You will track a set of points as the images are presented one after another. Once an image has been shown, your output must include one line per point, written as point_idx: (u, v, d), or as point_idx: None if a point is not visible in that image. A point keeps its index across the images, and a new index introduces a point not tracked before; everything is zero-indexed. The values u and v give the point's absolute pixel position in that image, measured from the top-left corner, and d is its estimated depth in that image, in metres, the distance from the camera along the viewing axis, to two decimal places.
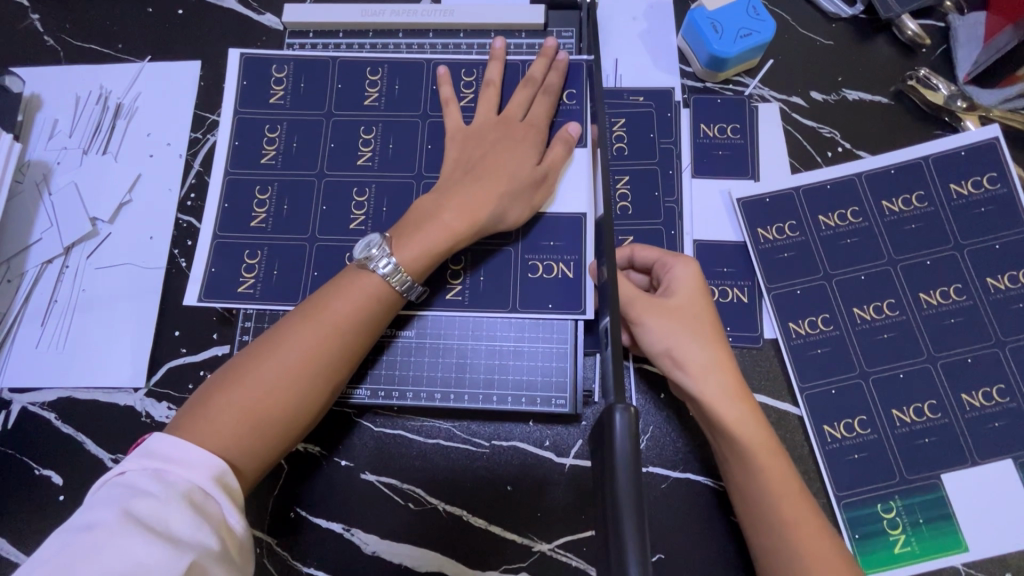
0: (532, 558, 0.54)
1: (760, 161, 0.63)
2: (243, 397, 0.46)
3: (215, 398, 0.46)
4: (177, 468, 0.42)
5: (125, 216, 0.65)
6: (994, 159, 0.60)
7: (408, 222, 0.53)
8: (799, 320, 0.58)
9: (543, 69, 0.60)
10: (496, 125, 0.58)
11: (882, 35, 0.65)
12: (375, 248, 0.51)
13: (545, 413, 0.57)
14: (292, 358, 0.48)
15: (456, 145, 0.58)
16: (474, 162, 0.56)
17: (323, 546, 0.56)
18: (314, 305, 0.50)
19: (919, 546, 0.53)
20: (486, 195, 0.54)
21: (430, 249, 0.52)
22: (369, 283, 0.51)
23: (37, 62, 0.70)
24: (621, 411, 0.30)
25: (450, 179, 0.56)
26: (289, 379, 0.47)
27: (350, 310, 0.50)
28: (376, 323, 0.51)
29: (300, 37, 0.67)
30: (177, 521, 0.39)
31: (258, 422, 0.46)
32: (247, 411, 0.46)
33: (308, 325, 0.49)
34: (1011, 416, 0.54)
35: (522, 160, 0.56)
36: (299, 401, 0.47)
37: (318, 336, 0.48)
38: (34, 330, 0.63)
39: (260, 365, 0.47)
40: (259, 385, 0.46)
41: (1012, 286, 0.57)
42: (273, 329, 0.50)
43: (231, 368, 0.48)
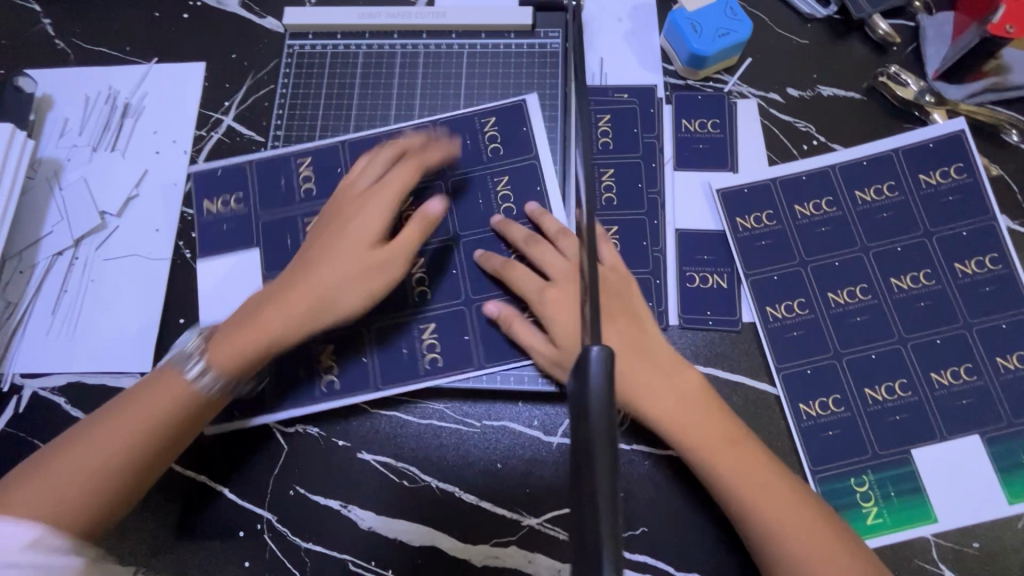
0: (520, 532, 0.57)
1: (739, 154, 0.66)
2: (248, 321, 0.56)
3: (83, 437, 0.52)
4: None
5: (132, 210, 0.68)
6: (960, 151, 0.63)
7: (238, 319, 0.57)
8: (776, 304, 0.61)
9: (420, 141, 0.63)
10: (358, 200, 0.60)
11: (855, 34, 0.68)
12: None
13: (533, 392, 0.60)
14: (302, 287, 0.57)
15: (327, 222, 0.61)
16: (358, 226, 0.59)
17: (321, 522, 0.58)
18: (251, 315, 0.57)
19: (892, 518, 0.55)
20: (348, 274, 0.57)
21: (241, 358, 0.56)
22: (316, 281, 0.57)
23: (48, 64, 0.74)
24: (597, 350, 0.33)
25: (308, 257, 0.59)
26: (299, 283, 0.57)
27: (283, 316, 0.56)
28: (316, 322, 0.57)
29: (300, 39, 0.71)
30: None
31: (104, 475, 0.51)
32: (98, 460, 0.51)
33: (240, 338, 0.56)
34: (978, 394, 0.57)
35: (355, 237, 0.58)
36: (147, 434, 0.53)
37: (240, 352, 0.55)
38: (44, 319, 0.65)
39: (135, 409, 0.53)
40: (259, 330, 0.56)
41: (978, 270, 0.60)
42: (207, 352, 0.56)
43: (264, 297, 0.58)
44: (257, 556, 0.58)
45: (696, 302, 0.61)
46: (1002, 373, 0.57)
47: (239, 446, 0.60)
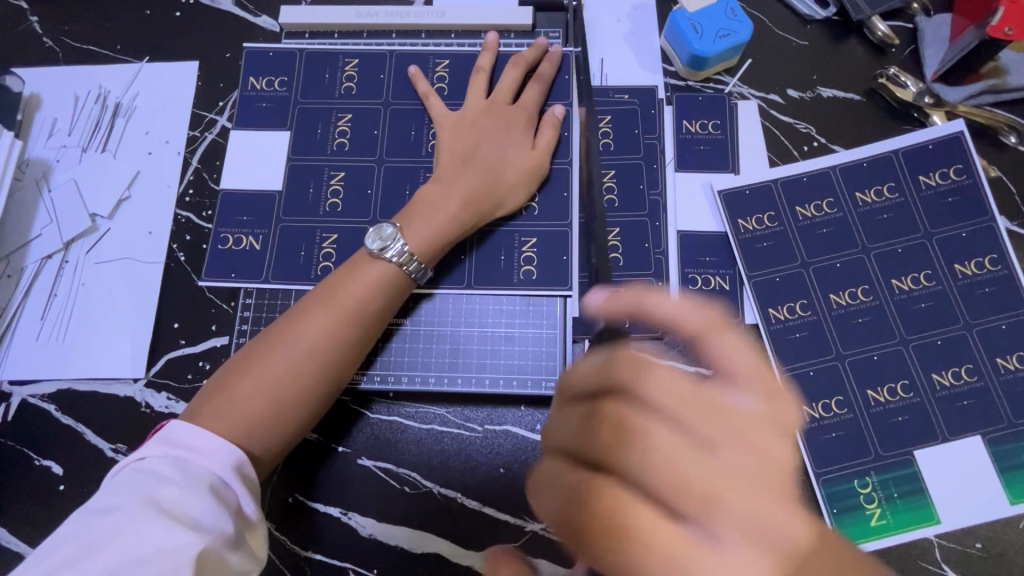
0: (525, 538, 0.56)
1: (740, 156, 0.65)
2: (270, 368, 0.49)
3: (243, 387, 0.49)
4: (198, 457, 0.45)
5: (123, 212, 0.67)
6: (959, 152, 0.63)
7: (413, 208, 0.57)
8: (778, 305, 0.60)
9: (536, 55, 0.65)
10: (492, 110, 0.62)
11: (854, 36, 0.68)
12: (388, 240, 0.55)
13: (536, 396, 0.59)
14: (316, 338, 0.51)
15: (450, 131, 0.61)
16: (472, 149, 0.60)
17: (321, 530, 0.57)
18: (332, 289, 0.53)
19: (895, 519, 0.55)
20: (483, 179, 0.58)
21: (435, 239, 0.56)
22: (380, 271, 0.54)
23: (36, 63, 0.72)
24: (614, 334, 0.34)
25: (445, 163, 0.59)
26: (318, 326, 0.51)
27: (368, 297, 0.53)
28: (390, 306, 0.54)
29: (296, 37, 0.69)
30: (199, 505, 0.42)
31: (286, 404, 0.50)
32: (281, 390, 0.49)
33: (326, 311, 0.52)
34: (980, 394, 0.57)
35: (514, 149, 0.60)
36: (324, 370, 0.51)
37: (333, 321, 0.51)
38: (34, 324, 0.64)
39: (287, 349, 0.50)
40: (286, 367, 0.50)
41: (978, 271, 0.60)
42: (292, 314, 0.52)
43: (266, 344, 0.51)
44: None
45: None
46: (1002, 373, 0.57)
47: None
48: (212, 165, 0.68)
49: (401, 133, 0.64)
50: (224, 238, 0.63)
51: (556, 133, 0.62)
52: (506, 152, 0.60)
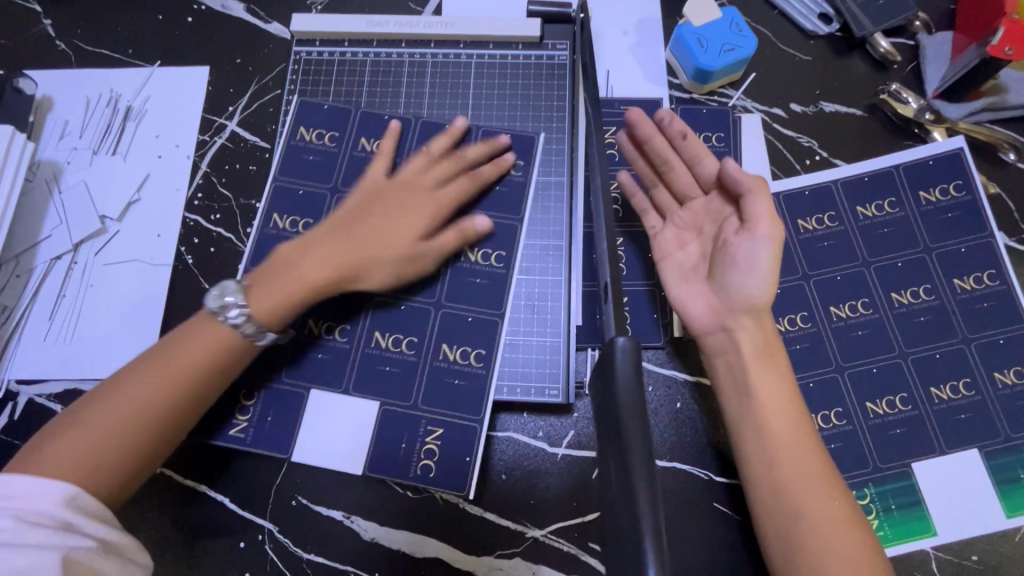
0: (525, 544, 0.57)
1: (743, 168, 0.66)
2: (98, 417, 0.47)
3: (72, 431, 0.47)
4: (19, 496, 0.43)
5: (132, 214, 0.67)
6: (960, 169, 0.64)
7: (271, 269, 0.54)
8: (779, 317, 0.61)
9: (482, 155, 0.61)
10: (389, 185, 0.59)
11: (857, 52, 0.69)
12: (228, 297, 0.52)
13: (538, 404, 0.60)
14: (140, 391, 0.48)
15: (361, 195, 0.58)
16: (351, 222, 0.57)
17: (323, 533, 0.58)
18: (168, 347, 0.51)
19: (893, 531, 0.56)
20: (350, 253, 0.55)
21: (286, 300, 0.53)
22: (214, 331, 0.51)
23: (49, 65, 0.73)
24: (621, 338, 0.37)
25: (323, 231, 0.56)
26: (135, 378, 0.49)
27: (197, 358, 0.50)
28: (224, 373, 0.52)
29: (307, 44, 0.70)
30: (36, 534, 0.41)
31: (97, 461, 0.46)
32: (92, 445, 0.46)
33: (152, 370, 0.49)
34: (977, 408, 0.58)
35: (410, 226, 0.57)
36: (146, 428, 0.48)
37: (163, 380, 0.49)
38: (42, 324, 0.64)
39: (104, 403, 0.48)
40: (108, 420, 0.47)
41: (977, 286, 0.61)
42: (129, 365, 0.50)
43: (102, 393, 0.49)
44: (258, 567, 0.57)
45: None
46: (1000, 388, 0.58)
47: (241, 454, 0.60)
48: (221, 169, 0.69)
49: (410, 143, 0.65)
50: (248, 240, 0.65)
51: (497, 175, 0.60)
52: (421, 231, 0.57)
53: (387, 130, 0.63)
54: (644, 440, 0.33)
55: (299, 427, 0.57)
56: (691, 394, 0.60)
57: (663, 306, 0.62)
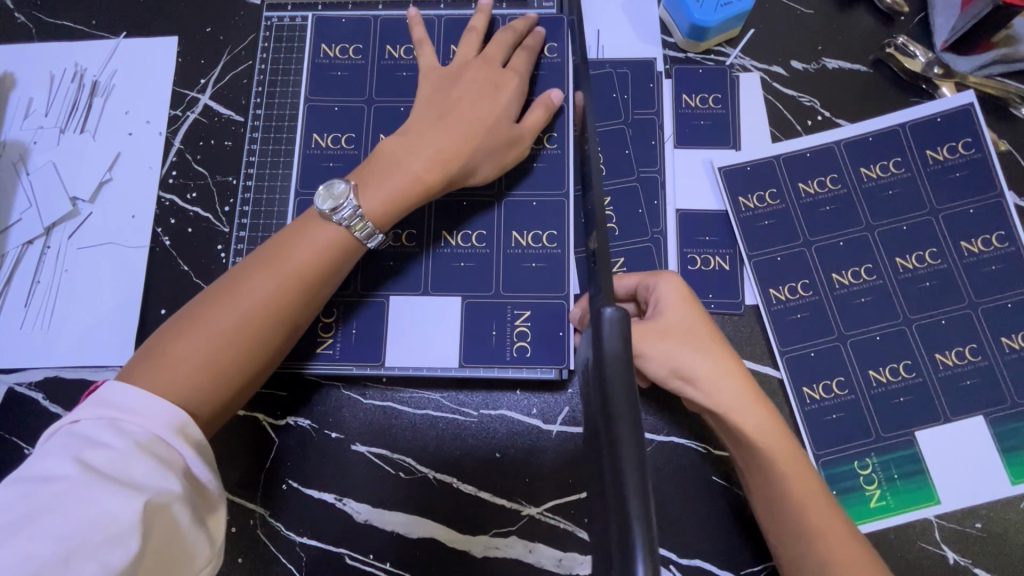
0: (521, 522, 0.56)
1: (741, 131, 0.63)
2: (207, 330, 0.47)
3: (177, 346, 0.46)
4: (133, 417, 0.43)
5: (105, 194, 0.65)
6: (969, 125, 0.61)
7: (375, 166, 0.54)
8: (779, 286, 0.59)
9: (525, 27, 0.61)
10: (477, 68, 0.58)
11: (861, 4, 0.66)
12: (339, 198, 0.52)
13: (531, 380, 0.58)
14: (254, 301, 0.48)
15: (431, 86, 0.58)
16: (447, 105, 0.56)
17: (316, 516, 0.57)
18: (276, 252, 0.51)
19: (896, 500, 0.55)
20: (457, 139, 0.55)
21: (401, 197, 0.53)
22: (331, 234, 0.52)
23: (10, 40, 0.69)
24: (610, 313, 0.36)
25: (422, 119, 0.56)
26: (247, 288, 0.49)
27: (307, 264, 0.51)
28: (336, 274, 0.52)
29: (279, 10, 0.67)
30: (139, 468, 0.40)
31: (216, 366, 0.47)
32: (206, 351, 0.46)
33: (268, 273, 0.50)
34: (983, 374, 0.56)
35: (499, 112, 0.57)
36: (264, 336, 0.49)
37: (274, 286, 0.49)
38: (17, 312, 0.62)
39: (215, 311, 0.48)
40: (218, 330, 0.47)
41: (985, 249, 0.58)
42: (233, 274, 0.50)
43: (204, 303, 0.48)
44: (250, 551, 0.56)
45: (697, 285, 0.60)
46: (1007, 352, 0.56)
47: (228, 438, 0.58)
48: (195, 145, 0.65)
49: (394, 113, 0.62)
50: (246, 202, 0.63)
51: (540, 45, 0.61)
52: (512, 113, 0.58)
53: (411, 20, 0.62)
54: (631, 421, 0.30)
55: (387, 334, 0.58)
56: None
57: None
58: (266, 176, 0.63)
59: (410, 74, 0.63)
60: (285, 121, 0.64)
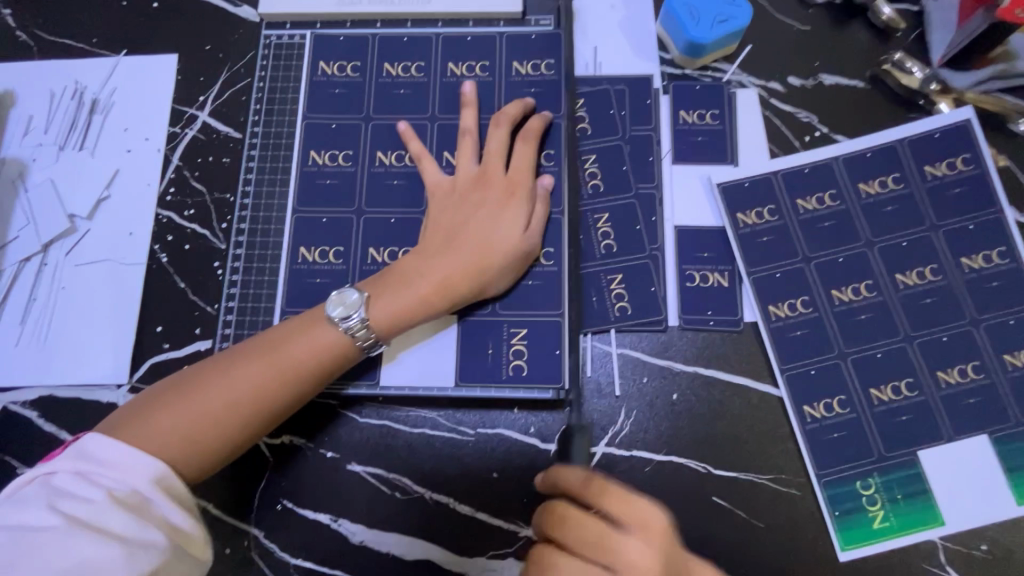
0: (518, 544, 0.55)
1: (738, 146, 0.63)
2: (195, 406, 0.48)
3: (165, 413, 0.48)
4: (109, 473, 0.43)
5: (103, 211, 0.65)
6: (967, 141, 0.61)
7: (389, 280, 0.55)
8: (778, 302, 0.59)
9: (518, 111, 0.61)
10: (476, 181, 0.59)
11: (857, 20, 0.66)
12: (351, 307, 0.53)
13: (529, 398, 0.57)
14: (247, 388, 0.49)
15: (439, 202, 0.59)
16: (454, 226, 0.57)
17: (311, 536, 0.56)
18: (279, 343, 0.52)
19: (899, 521, 0.54)
20: (466, 263, 0.55)
21: (405, 317, 0.54)
22: (333, 337, 0.52)
23: (11, 58, 0.69)
24: None
25: (430, 241, 0.57)
26: (244, 372, 0.50)
27: (303, 357, 0.51)
28: (330, 374, 0.53)
29: (278, 28, 0.67)
30: (119, 522, 0.40)
31: (192, 444, 0.48)
32: (187, 427, 0.47)
33: (265, 362, 0.50)
34: (985, 392, 0.55)
35: (505, 230, 0.57)
36: (245, 424, 0.49)
37: (267, 376, 0.50)
38: (14, 329, 0.62)
39: (210, 386, 0.49)
40: (203, 409, 0.48)
41: (986, 265, 0.58)
42: (237, 352, 0.52)
43: (202, 374, 0.50)
44: (244, 572, 0.56)
45: (696, 302, 0.59)
46: (1009, 370, 0.56)
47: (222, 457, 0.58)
48: (193, 162, 0.66)
49: (391, 132, 0.63)
50: (244, 219, 0.63)
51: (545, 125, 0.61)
52: (519, 224, 0.57)
53: (402, 133, 0.62)
54: None
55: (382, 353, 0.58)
56: (686, 385, 0.57)
57: (657, 295, 0.59)
58: (263, 194, 0.63)
59: (407, 92, 0.64)
60: (282, 139, 0.64)
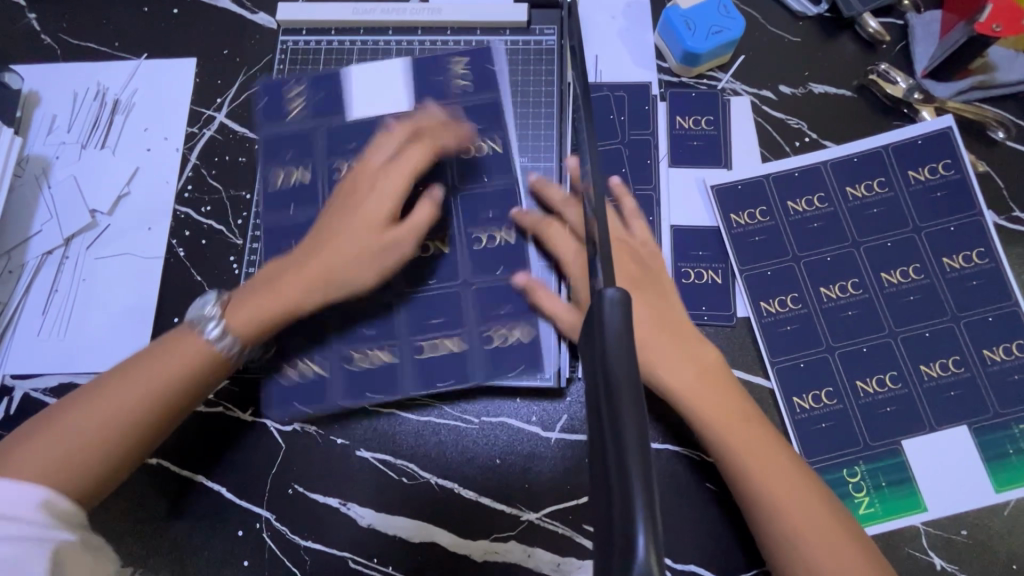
0: (520, 527, 0.57)
1: (732, 151, 0.66)
2: (105, 402, 0.50)
3: (69, 417, 0.50)
4: (43, 457, 0.47)
5: (123, 207, 0.67)
6: (948, 147, 0.64)
7: (320, 239, 0.58)
8: (769, 299, 0.61)
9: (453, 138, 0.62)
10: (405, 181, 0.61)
11: (846, 32, 0.69)
12: None
13: (532, 388, 0.60)
14: (160, 372, 0.52)
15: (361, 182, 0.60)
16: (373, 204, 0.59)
17: (320, 519, 0.58)
18: (271, 285, 0.57)
19: (883, 507, 0.56)
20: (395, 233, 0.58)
21: (347, 257, 0.57)
22: (254, 307, 0.55)
23: (36, 60, 0.72)
24: (611, 290, 0.31)
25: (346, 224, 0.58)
26: (159, 362, 0.52)
27: (211, 334, 0.54)
28: (251, 341, 0.55)
29: (293, 34, 0.70)
30: None
31: (100, 442, 0.50)
32: (92, 427, 0.50)
33: (171, 351, 0.53)
34: (965, 385, 0.58)
35: (439, 169, 0.61)
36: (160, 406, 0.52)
37: (177, 360, 0.53)
38: (35, 319, 0.64)
39: (117, 387, 0.51)
40: (115, 402, 0.51)
41: (966, 265, 0.61)
42: (239, 294, 0.57)
43: (97, 383, 0.52)
44: (256, 554, 0.58)
45: (691, 298, 0.62)
46: (988, 365, 0.59)
47: (236, 443, 0.60)
48: (211, 161, 0.68)
49: None
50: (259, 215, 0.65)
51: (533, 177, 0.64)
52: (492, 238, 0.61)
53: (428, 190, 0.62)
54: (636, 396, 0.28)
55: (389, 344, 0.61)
56: None
57: None
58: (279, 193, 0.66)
59: None
60: (297, 140, 0.67)
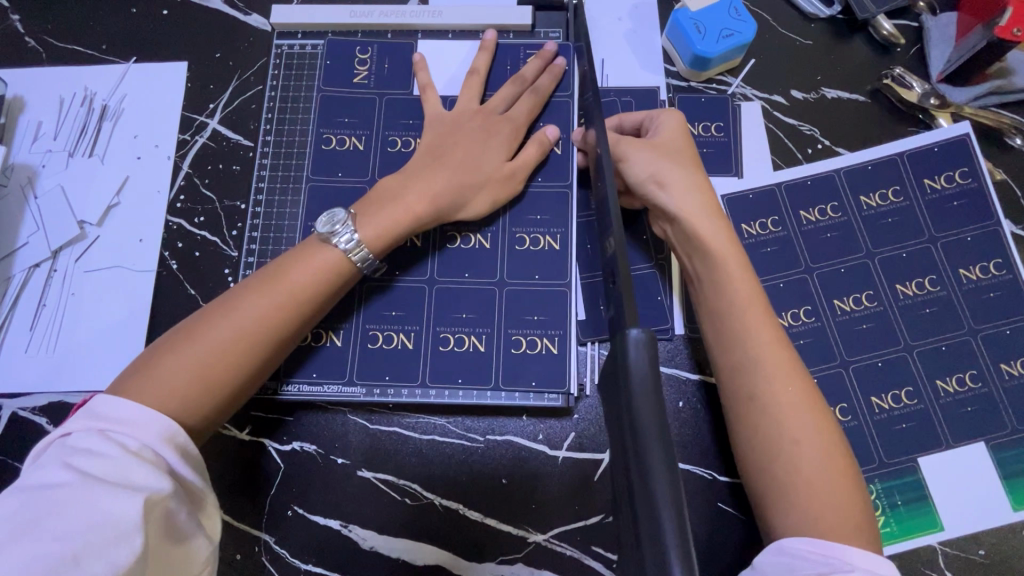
0: (527, 549, 0.56)
1: (743, 158, 0.64)
2: (201, 349, 0.47)
3: (164, 360, 0.46)
4: (121, 430, 0.43)
5: (113, 218, 0.65)
6: (964, 155, 0.62)
7: (374, 200, 0.55)
8: (782, 312, 0.60)
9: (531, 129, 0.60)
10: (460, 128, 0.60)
11: (859, 35, 0.67)
12: (338, 224, 0.53)
13: (538, 406, 0.58)
14: (251, 318, 0.48)
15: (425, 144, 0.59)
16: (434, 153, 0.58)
17: (321, 542, 0.57)
18: (304, 252, 0.53)
19: (899, 526, 0.55)
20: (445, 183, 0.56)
21: (393, 228, 0.54)
22: (330, 255, 0.52)
23: (21, 64, 0.70)
24: (636, 328, 0.33)
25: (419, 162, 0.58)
26: (251, 308, 0.49)
27: (305, 279, 0.51)
28: (332, 295, 0.52)
29: (289, 37, 0.68)
30: (138, 475, 0.41)
31: (207, 381, 0.46)
32: (196, 366, 0.46)
33: (268, 286, 0.50)
34: (982, 401, 0.57)
35: (491, 153, 0.58)
36: (262, 347, 0.49)
37: (272, 299, 0.49)
38: (23, 335, 0.62)
39: (213, 324, 0.48)
40: (211, 346, 0.47)
41: (983, 276, 0.59)
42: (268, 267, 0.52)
43: (186, 326, 0.48)
44: None
45: None
46: (1006, 379, 0.57)
47: (233, 462, 0.58)
48: (204, 169, 0.66)
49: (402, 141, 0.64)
50: (254, 226, 0.63)
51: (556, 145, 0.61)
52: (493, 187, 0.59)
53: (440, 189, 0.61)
54: (659, 434, 0.31)
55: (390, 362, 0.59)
56: (692, 393, 0.58)
57: (663, 304, 0.60)
58: (275, 203, 0.63)
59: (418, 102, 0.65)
60: (294, 148, 0.65)
